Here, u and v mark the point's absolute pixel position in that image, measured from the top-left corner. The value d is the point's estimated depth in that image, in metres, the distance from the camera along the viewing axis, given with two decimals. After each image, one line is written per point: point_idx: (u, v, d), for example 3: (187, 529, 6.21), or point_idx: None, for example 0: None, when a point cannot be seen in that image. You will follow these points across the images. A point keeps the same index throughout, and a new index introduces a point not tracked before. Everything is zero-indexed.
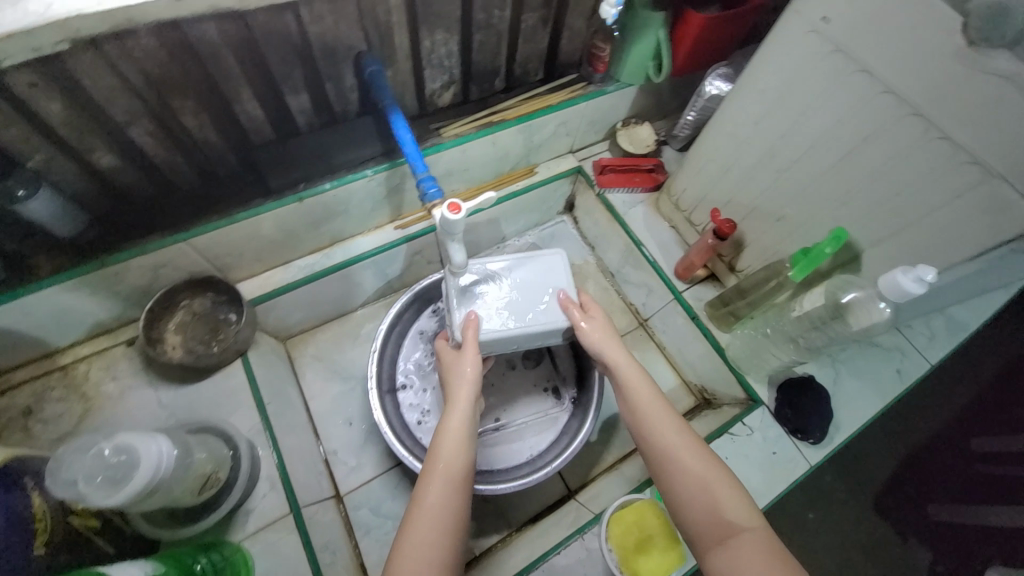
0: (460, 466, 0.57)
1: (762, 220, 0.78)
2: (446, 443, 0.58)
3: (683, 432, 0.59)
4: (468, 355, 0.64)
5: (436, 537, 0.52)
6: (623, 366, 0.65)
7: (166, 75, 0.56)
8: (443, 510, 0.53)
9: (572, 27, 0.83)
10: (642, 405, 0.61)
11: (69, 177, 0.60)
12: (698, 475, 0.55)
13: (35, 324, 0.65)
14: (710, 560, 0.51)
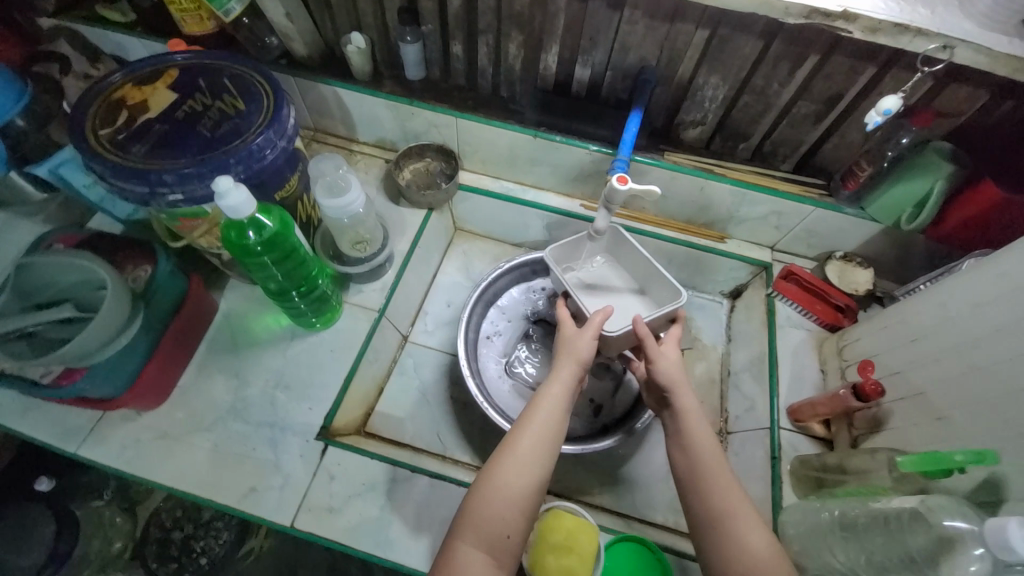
0: (554, 430, 0.61)
1: (917, 411, 0.66)
2: (543, 410, 0.62)
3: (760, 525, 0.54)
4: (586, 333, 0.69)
5: (523, 486, 0.57)
6: (683, 400, 0.63)
7: (520, 13, 0.81)
8: (528, 466, 0.58)
9: (845, 135, 0.83)
10: (687, 442, 0.60)
11: (432, 46, 0.91)
12: (748, 540, 0.53)
13: (359, 115, 1.00)
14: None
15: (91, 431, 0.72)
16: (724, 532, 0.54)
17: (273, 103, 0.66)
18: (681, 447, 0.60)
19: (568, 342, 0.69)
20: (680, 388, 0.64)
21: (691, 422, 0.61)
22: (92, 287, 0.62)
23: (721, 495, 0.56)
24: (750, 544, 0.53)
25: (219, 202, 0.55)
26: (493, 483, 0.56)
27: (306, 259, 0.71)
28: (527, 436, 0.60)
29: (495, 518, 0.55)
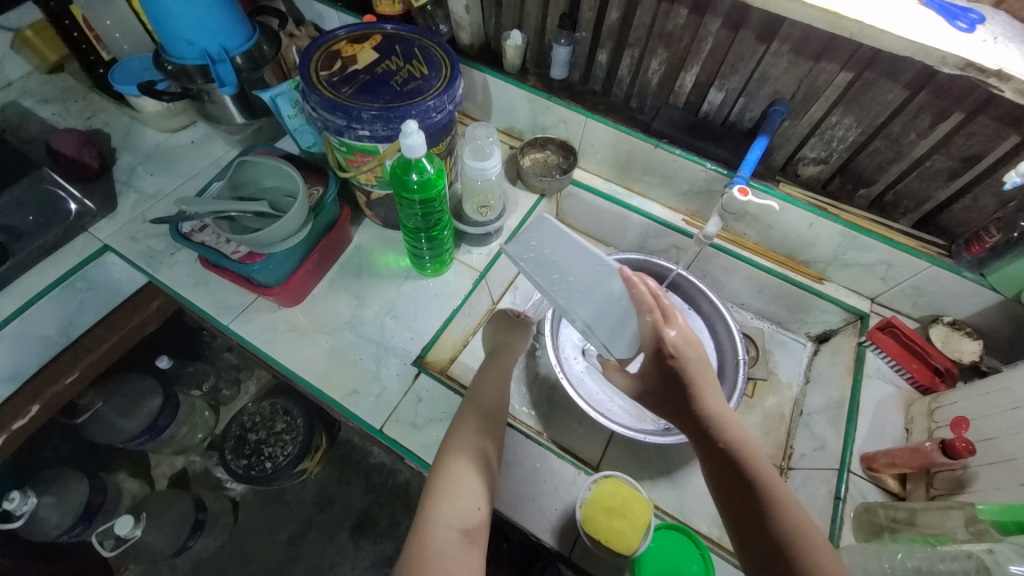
0: (493, 407, 0.74)
1: (1008, 479, 0.64)
2: (481, 389, 0.77)
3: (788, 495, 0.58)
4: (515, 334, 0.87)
5: (479, 450, 0.67)
6: (709, 392, 0.62)
7: (671, 33, 0.89)
8: (480, 433, 0.69)
9: (977, 199, 0.82)
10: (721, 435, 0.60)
11: (580, 53, 1.01)
12: (778, 502, 0.57)
13: (499, 102, 1.12)
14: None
15: (242, 311, 0.88)
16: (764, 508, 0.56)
17: (450, 75, 0.78)
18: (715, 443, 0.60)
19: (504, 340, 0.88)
20: (705, 380, 0.63)
21: (716, 404, 0.62)
22: (284, 194, 0.78)
23: (758, 470, 0.58)
24: (781, 505, 0.56)
25: (402, 141, 0.67)
26: (458, 445, 0.66)
27: (442, 211, 0.82)
28: (472, 414, 0.71)
29: (461, 485, 0.62)
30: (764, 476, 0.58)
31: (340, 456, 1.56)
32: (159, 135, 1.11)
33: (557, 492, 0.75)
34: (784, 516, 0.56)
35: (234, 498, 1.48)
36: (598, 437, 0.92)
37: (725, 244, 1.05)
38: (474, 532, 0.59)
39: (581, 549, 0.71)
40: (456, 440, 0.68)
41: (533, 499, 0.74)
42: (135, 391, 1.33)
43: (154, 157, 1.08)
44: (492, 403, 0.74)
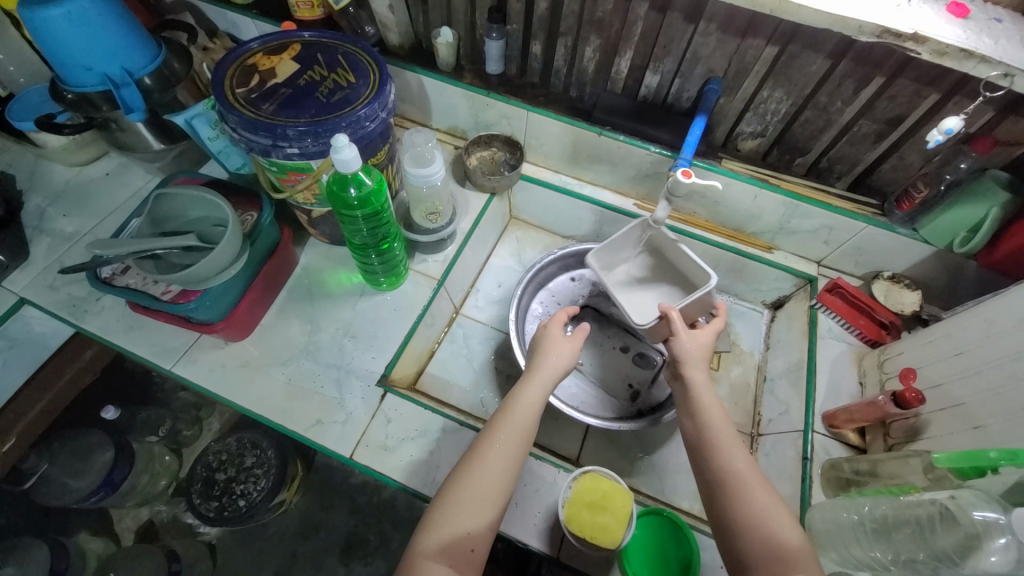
0: (525, 431, 0.65)
1: (958, 422, 0.68)
2: (512, 419, 0.65)
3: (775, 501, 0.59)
4: (567, 344, 0.73)
5: (490, 490, 0.61)
6: (697, 374, 0.71)
7: (602, 19, 0.88)
8: (496, 471, 0.62)
9: (903, 158, 0.86)
10: (698, 411, 0.68)
11: (515, 46, 0.99)
12: (761, 502, 0.59)
13: (438, 102, 1.09)
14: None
15: (187, 350, 0.82)
16: (745, 499, 0.59)
17: (379, 80, 0.75)
18: (692, 415, 0.68)
19: (551, 350, 0.72)
20: (694, 369, 0.72)
21: (703, 395, 0.69)
22: (212, 224, 0.73)
23: (733, 459, 0.62)
24: (762, 504, 0.59)
25: (334, 156, 0.64)
26: (464, 480, 0.61)
27: (387, 224, 0.79)
28: (497, 438, 0.64)
29: (459, 523, 0.59)
30: (733, 451, 0.63)
31: (318, 481, 1.50)
32: (68, 170, 1.02)
33: (540, 494, 0.75)
34: (763, 519, 0.58)
35: (210, 542, 1.40)
36: (575, 431, 0.92)
37: (677, 225, 1.07)
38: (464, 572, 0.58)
39: (569, 549, 0.70)
40: (470, 468, 0.62)
41: (516, 505, 0.73)
42: (83, 447, 1.23)
43: (66, 195, 0.99)
44: (525, 425, 0.65)
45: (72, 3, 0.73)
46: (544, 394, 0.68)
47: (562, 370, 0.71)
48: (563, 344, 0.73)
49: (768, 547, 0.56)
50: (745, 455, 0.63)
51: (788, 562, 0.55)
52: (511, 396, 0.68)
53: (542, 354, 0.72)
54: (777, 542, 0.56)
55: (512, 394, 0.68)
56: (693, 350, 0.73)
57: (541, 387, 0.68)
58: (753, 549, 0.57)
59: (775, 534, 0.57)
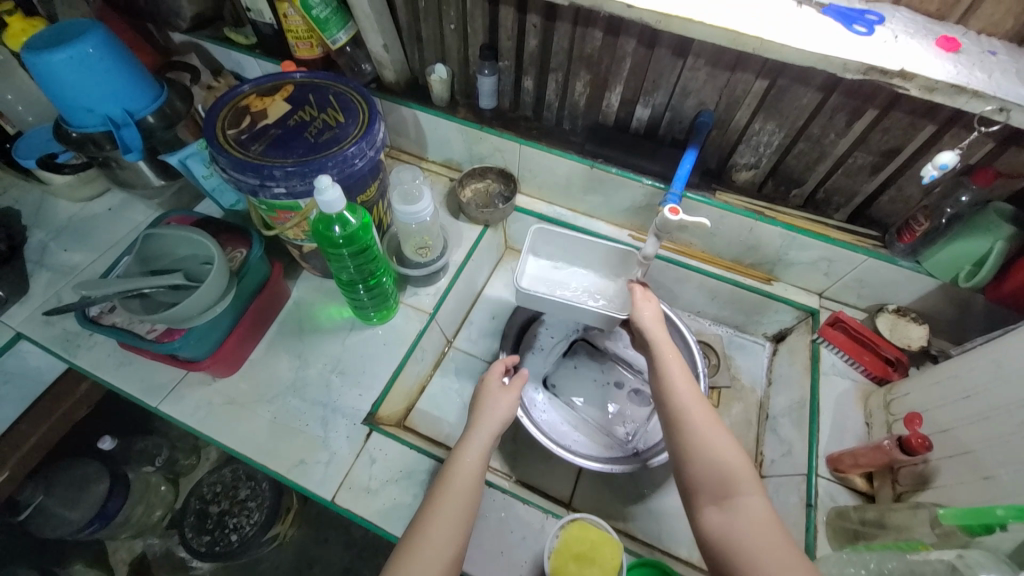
0: (468, 494, 0.63)
1: (967, 470, 0.63)
2: (457, 472, 0.64)
3: (730, 444, 0.60)
4: (506, 399, 0.73)
5: (444, 539, 0.58)
6: (657, 333, 0.74)
7: (591, 56, 0.89)
8: (440, 539, 0.58)
9: (902, 189, 0.84)
10: (657, 363, 0.70)
11: (508, 81, 1.01)
12: (707, 435, 0.61)
13: (433, 136, 1.11)
14: (703, 510, 0.58)
15: (174, 387, 0.82)
16: (689, 430, 0.62)
17: (369, 118, 0.76)
18: (654, 369, 0.70)
19: (490, 405, 0.72)
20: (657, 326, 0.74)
21: (664, 348, 0.71)
22: (200, 261, 0.73)
23: (684, 397, 0.65)
24: (709, 433, 0.61)
25: (317, 198, 0.64)
26: (409, 550, 0.57)
27: (376, 261, 0.79)
28: (441, 505, 0.61)
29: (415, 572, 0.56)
30: (683, 389, 0.66)
31: (312, 515, 1.46)
32: (73, 206, 1.04)
33: (527, 541, 0.71)
34: (708, 449, 0.60)
35: None
36: (568, 471, 0.89)
37: (673, 256, 1.05)
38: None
39: None
40: (415, 538, 0.59)
41: (502, 553, 0.70)
42: (78, 478, 1.23)
43: (69, 230, 1.01)
44: (466, 487, 0.63)
45: (75, 49, 0.75)
46: (485, 456, 0.67)
47: (498, 426, 0.71)
48: (502, 394, 0.74)
49: (712, 474, 0.58)
50: (695, 399, 0.65)
51: (731, 491, 0.57)
52: (453, 455, 0.67)
53: (482, 408, 0.72)
54: (719, 474, 0.58)
55: (452, 456, 0.67)
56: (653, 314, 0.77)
57: (480, 446, 0.67)
58: (696, 473, 0.59)
59: (723, 469, 0.58)
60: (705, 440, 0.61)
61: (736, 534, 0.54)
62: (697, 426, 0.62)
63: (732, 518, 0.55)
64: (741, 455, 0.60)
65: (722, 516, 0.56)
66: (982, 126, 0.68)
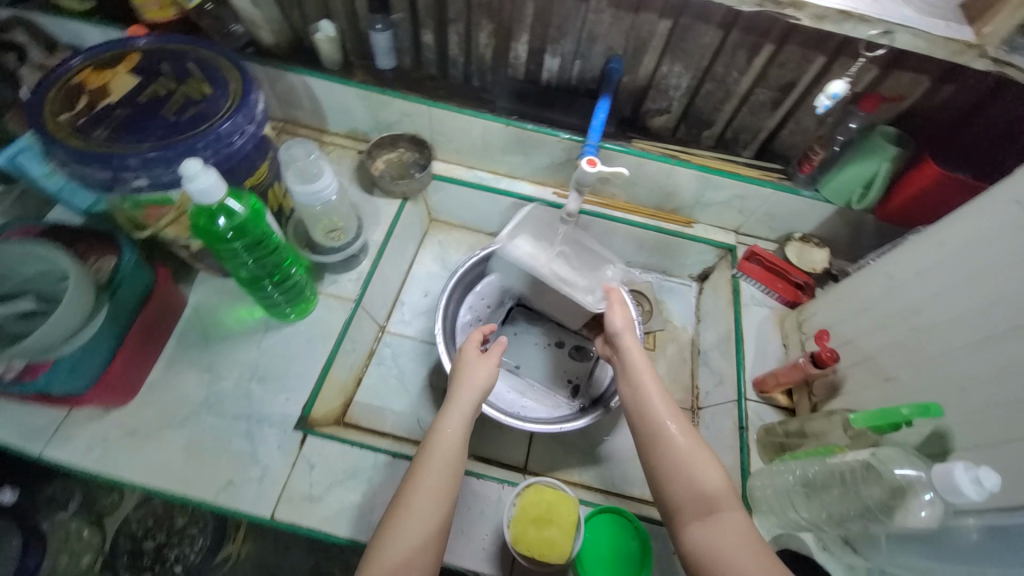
0: (451, 469, 0.60)
1: (869, 375, 0.70)
2: (437, 450, 0.61)
3: (707, 459, 0.59)
4: (484, 365, 0.70)
5: (426, 516, 0.56)
6: (631, 344, 0.72)
7: (490, 2, 0.82)
8: (423, 520, 0.56)
9: (800, 121, 0.87)
10: (630, 373, 0.69)
11: (405, 36, 0.91)
12: (683, 449, 0.59)
13: (331, 105, 1.00)
14: (686, 525, 0.56)
15: (54, 433, 0.70)
16: (665, 446, 0.60)
17: (243, 86, 0.65)
18: (627, 380, 0.68)
19: (467, 373, 0.69)
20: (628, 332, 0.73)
21: (638, 357, 0.70)
22: (56, 278, 0.62)
23: (661, 411, 0.63)
24: (684, 448, 0.59)
25: (187, 187, 0.55)
26: (387, 542, 0.54)
27: (278, 251, 0.70)
28: (419, 485, 0.58)
29: (399, 551, 0.53)
30: (660, 401, 0.64)
31: None
32: None
33: (485, 516, 0.71)
34: (684, 466, 0.58)
35: None
36: (519, 437, 0.89)
37: (599, 209, 1.04)
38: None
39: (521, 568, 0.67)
40: (393, 523, 0.56)
41: (461, 532, 0.69)
42: None
43: None
44: (450, 460, 0.60)
45: None
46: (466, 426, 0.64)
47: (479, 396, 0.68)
48: (479, 362, 0.70)
49: (693, 493, 0.57)
50: (676, 414, 0.63)
51: (711, 506, 0.56)
52: (430, 430, 0.64)
53: (460, 377, 0.69)
54: (700, 492, 0.56)
55: (431, 429, 0.64)
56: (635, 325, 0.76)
57: (461, 416, 0.64)
58: (677, 492, 0.57)
59: (701, 485, 0.57)
60: (689, 457, 0.59)
61: (715, 550, 0.53)
62: (679, 438, 0.60)
63: (714, 535, 0.54)
64: (716, 469, 0.58)
65: (707, 530, 0.54)
66: (868, 52, 0.72)
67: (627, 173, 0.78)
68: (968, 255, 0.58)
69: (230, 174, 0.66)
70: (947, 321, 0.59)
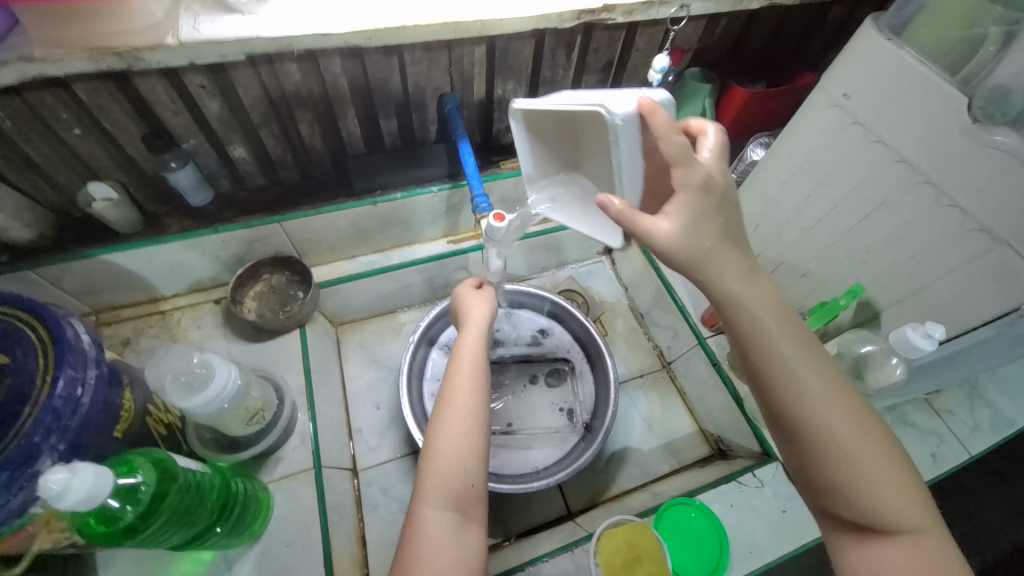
0: (480, 372, 0.59)
1: (788, 276, 0.80)
2: (460, 363, 0.60)
3: (866, 446, 0.47)
4: (482, 299, 0.69)
5: (466, 431, 0.54)
6: (744, 289, 0.50)
7: (297, 92, 0.71)
8: (469, 421, 0.55)
9: (627, 89, 0.93)
10: (750, 330, 0.50)
11: (210, 160, 0.76)
12: (838, 435, 0.47)
13: (154, 270, 0.81)
14: (835, 517, 0.49)
15: None
16: (815, 432, 0.47)
17: (49, 329, 0.51)
18: (751, 339, 0.50)
19: (469, 306, 0.68)
20: (728, 273, 0.51)
21: (755, 310, 0.50)
22: None
23: (804, 384, 0.48)
24: (839, 433, 0.47)
25: (60, 505, 0.42)
26: (439, 450, 0.54)
27: (209, 482, 0.57)
28: (457, 395, 0.57)
29: (444, 469, 0.52)
30: (802, 368, 0.49)
31: None
32: None
33: None
34: (840, 456, 0.47)
35: None
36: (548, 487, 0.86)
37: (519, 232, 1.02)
38: (472, 511, 0.52)
39: None
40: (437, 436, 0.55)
41: None
42: None
43: None
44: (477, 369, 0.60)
45: None
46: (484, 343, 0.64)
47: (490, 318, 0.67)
48: (477, 296, 0.69)
49: (845, 485, 0.47)
50: (829, 388, 0.49)
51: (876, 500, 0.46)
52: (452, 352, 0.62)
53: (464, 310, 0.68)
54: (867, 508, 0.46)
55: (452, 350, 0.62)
56: (728, 220, 0.51)
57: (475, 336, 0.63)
58: (828, 486, 0.48)
59: (853, 478, 0.46)
60: (857, 463, 0.46)
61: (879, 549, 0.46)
62: (836, 433, 0.47)
63: (873, 527, 0.46)
64: (881, 455, 0.47)
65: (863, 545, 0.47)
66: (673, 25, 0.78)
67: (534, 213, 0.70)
68: (816, 157, 0.69)
69: (100, 433, 0.52)
70: (827, 214, 0.70)
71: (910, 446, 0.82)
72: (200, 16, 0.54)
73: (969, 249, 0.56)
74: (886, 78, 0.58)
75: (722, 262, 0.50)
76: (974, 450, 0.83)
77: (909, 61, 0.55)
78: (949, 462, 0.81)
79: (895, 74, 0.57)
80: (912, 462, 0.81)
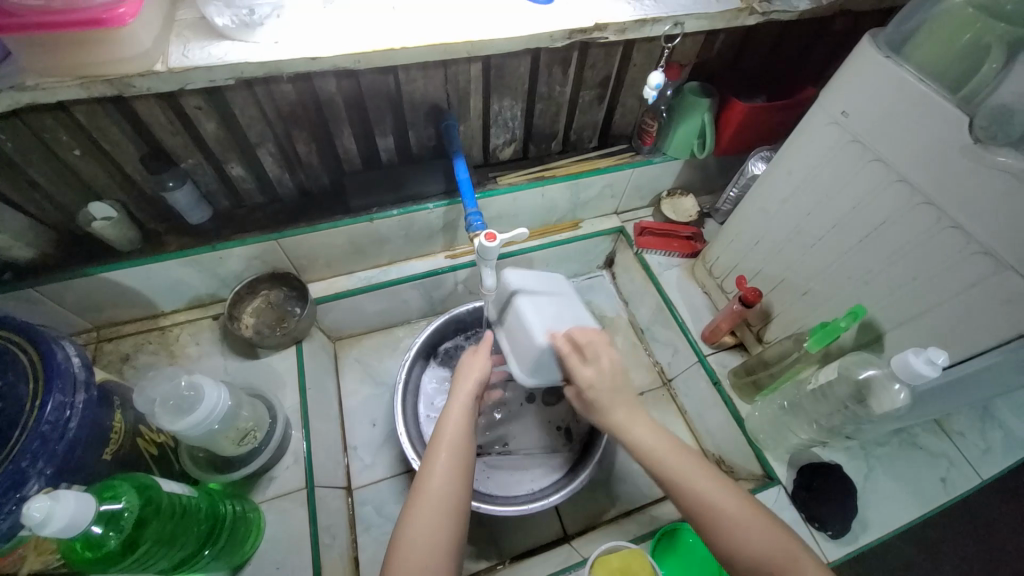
0: (464, 440, 0.59)
1: (789, 294, 0.79)
2: (448, 427, 0.60)
3: (774, 533, 0.48)
4: (479, 358, 0.69)
5: (446, 517, 0.53)
6: (638, 418, 0.57)
7: (292, 112, 0.72)
8: (451, 488, 0.55)
9: (625, 104, 0.92)
10: (652, 449, 0.55)
11: (207, 179, 0.77)
12: (735, 524, 0.49)
13: (152, 287, 0.81)
14: None
15: None
16: (713, 524, 0.49)
17: (40, 352, 0.51)
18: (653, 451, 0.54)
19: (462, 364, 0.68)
20: (636, 411, 0.58)
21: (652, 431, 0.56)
22: None
23: (707, 487, 0.51)
24: (734, 521, 0.49)
25: (43, 531, 0.42)
26: (418, 520, 0.53)
27: (195, 505, 0.57)
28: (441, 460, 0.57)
29: (417, 559, 0.51)
30: (699, 473, 0.52)
31: None
32: None
33: None
34: (744, 545, 0.48)
35: None
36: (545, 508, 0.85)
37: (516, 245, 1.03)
38: None
39: None
40: (417, 503, 0.54)
41: None
42: None
43: None
44: (462, 437, 0.60)
45: None
46: (471, 407, 0.64)
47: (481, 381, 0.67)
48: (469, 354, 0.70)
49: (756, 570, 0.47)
50: (725, 487, 0.52)
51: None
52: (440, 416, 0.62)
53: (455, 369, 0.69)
54: (763, 572, 0.47)
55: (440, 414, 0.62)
56: (626, 390, 0.59)
57: (466, 400, 0.64)
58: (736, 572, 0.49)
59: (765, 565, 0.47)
60: (745, 530, 0.49)
61: None
62: (726, 508, 0.50)
63: None
64: (787, 540, 0.48)
65: None
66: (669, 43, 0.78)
67: (526, 232, 0.69)
68: (816, 174, 0.68)
69: (85, 455, 0.52)
70: (828, 232, 0.68)
71: (918, 470, 0.80)
72: (190, 44, 0.55)
73: (974, 271, 0.54)
74: (885, 96, 0.56)
75: (633, 406, 0.58)
76: (985, 475, 0.80)
77: (908, 78, 0.54)
78: (960, 488, 0.79)
79: (894, 91, 0.56)
80: (919, 486, 0.78)
